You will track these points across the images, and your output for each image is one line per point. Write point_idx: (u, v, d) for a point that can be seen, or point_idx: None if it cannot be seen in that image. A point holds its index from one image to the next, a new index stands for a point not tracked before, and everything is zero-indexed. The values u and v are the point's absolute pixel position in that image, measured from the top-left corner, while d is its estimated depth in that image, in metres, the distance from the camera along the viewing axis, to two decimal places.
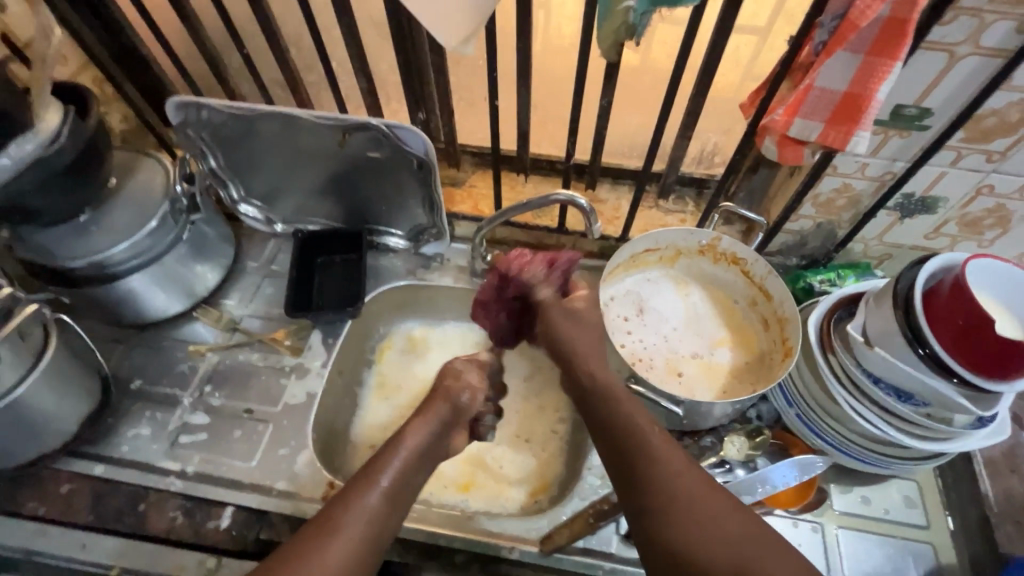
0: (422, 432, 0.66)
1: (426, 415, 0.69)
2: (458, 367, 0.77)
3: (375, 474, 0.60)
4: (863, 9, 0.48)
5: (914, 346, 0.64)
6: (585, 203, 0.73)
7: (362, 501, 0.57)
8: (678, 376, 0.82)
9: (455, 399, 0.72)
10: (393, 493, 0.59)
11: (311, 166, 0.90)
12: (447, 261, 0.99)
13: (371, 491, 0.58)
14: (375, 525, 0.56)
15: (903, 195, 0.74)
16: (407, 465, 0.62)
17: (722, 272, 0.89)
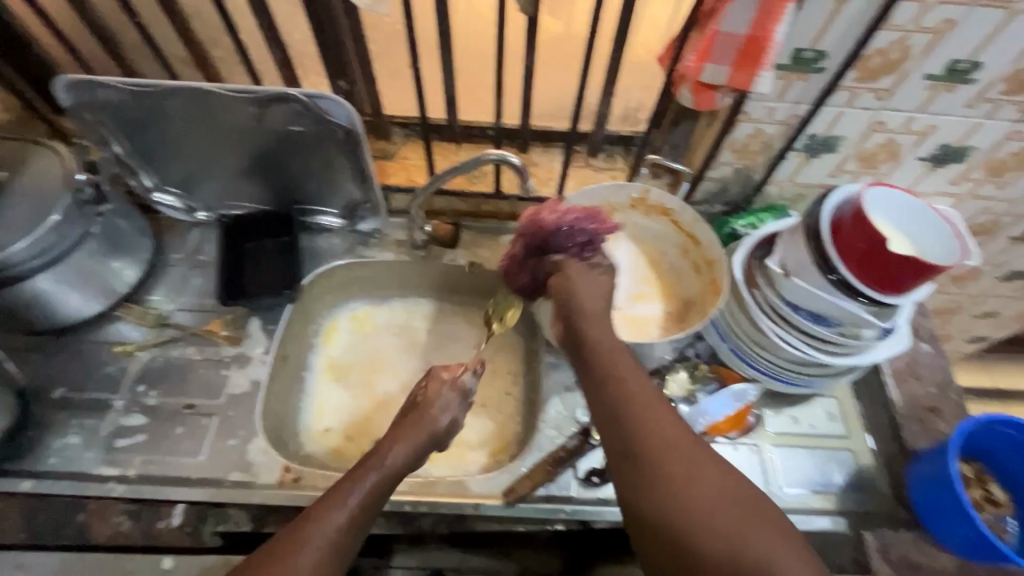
0: (403, 456, 0.65)
1: (407, 437, 0.67)
2: (438, 390, 0.75)
3: (350, 490, 0.60)
4: None
5: (823, 270, 0.70)
6: (517, 161, 0.74)
7: (324, 524, 0.56)
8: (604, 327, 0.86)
9: (436, 427, 0.70)
10: (357, 514, 0.59)
11: (230, 145, 0.86)
12: (386, 236, 0.98)
13: (334, 513, 0.57)
14: (335, 548, 0.56)
15: (808, 136, 0.80)
16: (381, 482, 0.62)
17: (654, 223, 0.93)
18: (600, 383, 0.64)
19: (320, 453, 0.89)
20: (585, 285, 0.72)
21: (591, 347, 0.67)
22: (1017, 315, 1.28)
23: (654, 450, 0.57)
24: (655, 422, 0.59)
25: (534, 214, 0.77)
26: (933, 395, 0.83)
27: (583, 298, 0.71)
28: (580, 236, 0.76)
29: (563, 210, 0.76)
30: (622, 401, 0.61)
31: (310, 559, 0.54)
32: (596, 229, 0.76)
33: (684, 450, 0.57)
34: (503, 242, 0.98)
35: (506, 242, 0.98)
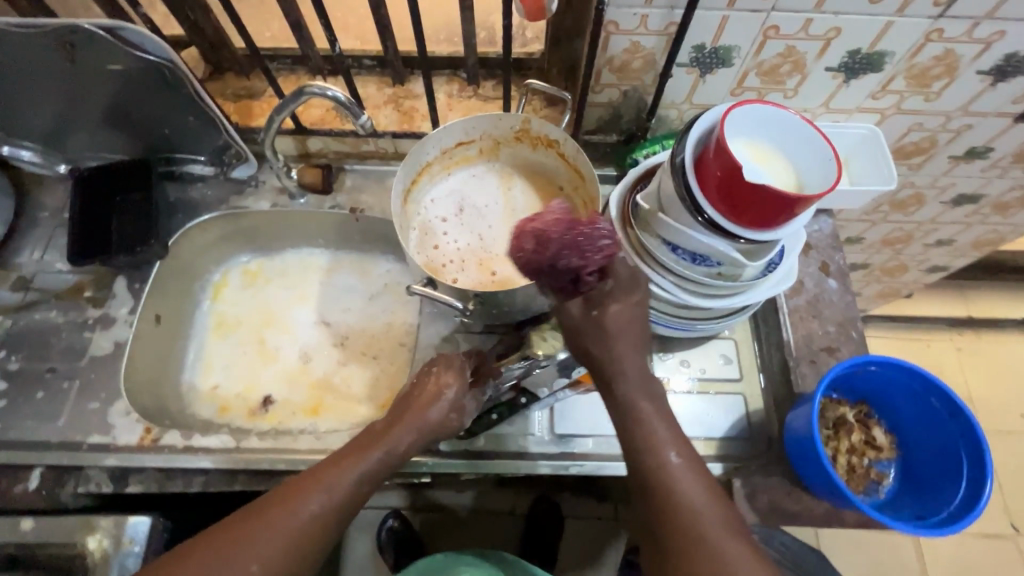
0: (410, 439, 0.65)
1: (413, 420, 0.66)
2: (447, 374, 0.70)
3: (349, 464, 0.60)
4: None
5: (692, 209, 0.62)
6: (340, 95, 0.69)
7: (330, 483, 0.58)
8: (492, 275, 0.80)
9: (438, 425, 0.67)
10: (359, 484, 0.60)
11: (61, 93, 0.80)
12: (263, 183, 0.91)
13: (341, 477, 0.59)
14: (332, 510, 0.57)
15: (693, 48, 0.70)
16: (385, 457, 0.63)
17: (543, 158, 0.85)
18: (632, 454, 0.55)
19: (204, 411, 0.88)
20: (585, 336, 0.57)
21: (624, 410, 0.56)
22: (974, 243, 1.19)
23: (684, 540, 0.50)
24: (687, 501, 0.52)
25: (513, 246, 0.59)
26: (834, 335, 0.78)
27: (593, 348, 0.57)
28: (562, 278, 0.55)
29: (533, 252, 0.56)
30: (657, 479, 0.53)
31: (313, 507, 0.57)
32: (585, 268, 0.54)
33: (714, 538, 0.50)
34: (387, 185, 0.91)
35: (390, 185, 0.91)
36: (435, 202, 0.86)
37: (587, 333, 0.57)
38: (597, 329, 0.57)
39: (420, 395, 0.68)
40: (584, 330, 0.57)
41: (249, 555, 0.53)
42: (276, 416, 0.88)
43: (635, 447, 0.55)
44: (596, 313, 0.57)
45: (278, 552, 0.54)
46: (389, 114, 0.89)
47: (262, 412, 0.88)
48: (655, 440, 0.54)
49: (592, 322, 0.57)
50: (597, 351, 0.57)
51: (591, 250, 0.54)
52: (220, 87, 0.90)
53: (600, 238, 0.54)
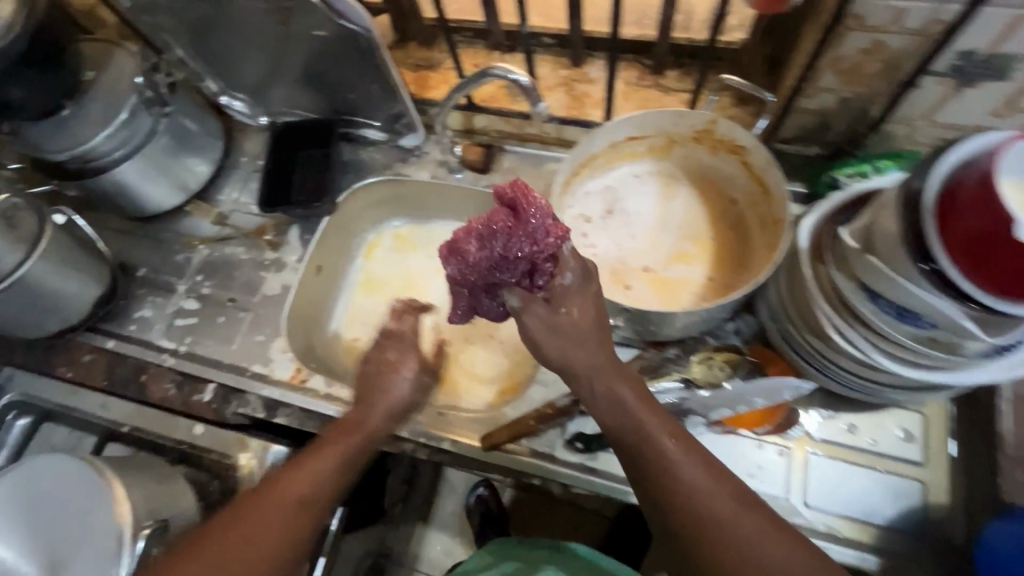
0: (385, 421, 0.71)
1: (373, 403, 0.71)
2: (398, 362, 0.76)
3: (330, 449, 0.65)
4: None
5: (914, 254, 0.49)
6: (523, 79, 0.65)
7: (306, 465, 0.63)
8: (625, 288, 0.74)
9: (394, 401, 0.73)
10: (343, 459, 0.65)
11: (272, 52, 0.87)
12: (426, 154, 0.94)
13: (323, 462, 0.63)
14: (312, 474, 0.62)
15: (959, 54, 0.55)
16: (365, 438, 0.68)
17: (722, 164, 0.75)
18: (633, 449, 0.58)
19: (342, 360, 0.94)
20: (557, 337, 0.61)
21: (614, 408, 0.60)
22: None
23: (701, 530, 0.53)
24: (694, 490, 0.54)
25: (461, 256, 0.64)
26: None
27: (571, 352, 0.61)
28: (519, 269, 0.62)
29: (482, 249, 0.61)
30: (660, 472, 0.56)
31: (306, 489, 0.61)
32: (540, 253, 0.61)
33: (728, 519, 0.53)
34: (543, 172, 0.88)
35: (546, 171, 0.88)
36: (588, 196, 0.80)
37: (564, 337, 0.61)
38: (573, 336, 0.61)
39: (369, 387, 0.74)
40: (555, 326, 0.62)
41: (264, 518, 0.58)
42: None
43: (638, 444, 0.58)
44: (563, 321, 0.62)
45: (292, 515, 0.59)
46: (559, 98, 0.85)
47: None
48: (651, 433, 0.58)
49: (568, 333, 0.62)
50: (569, 356, 0.61)
51: (542, 237, 0.61)
52: (403, 56, 0.92)
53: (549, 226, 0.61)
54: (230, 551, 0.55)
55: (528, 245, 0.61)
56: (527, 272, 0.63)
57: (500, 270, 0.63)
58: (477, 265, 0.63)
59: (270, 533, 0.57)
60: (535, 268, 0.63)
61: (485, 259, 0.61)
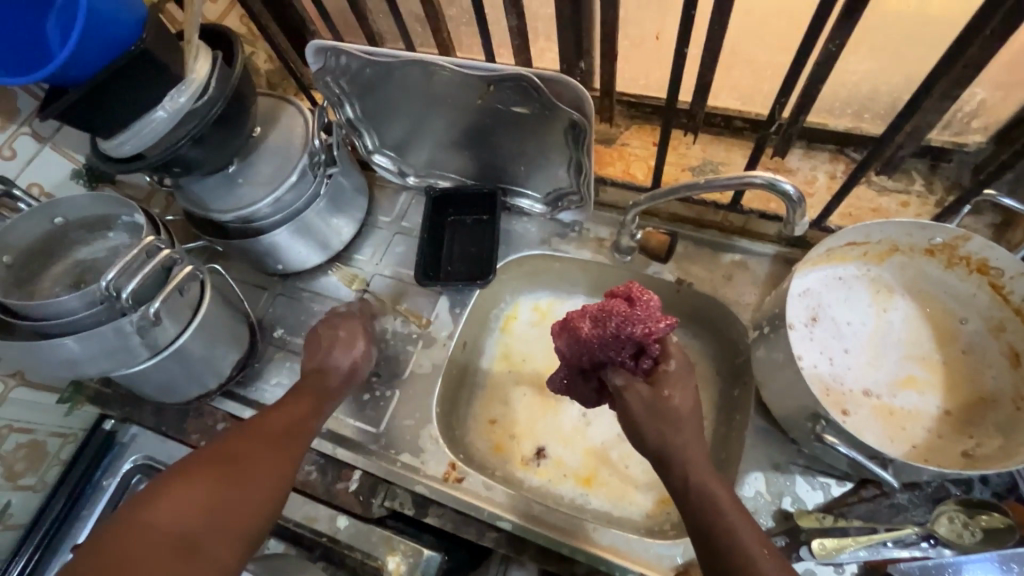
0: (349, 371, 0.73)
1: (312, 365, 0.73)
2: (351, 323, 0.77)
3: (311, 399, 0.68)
4: None
5: None
6: (791, 189, 0.57)
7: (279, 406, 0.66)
8: (844, 413, 0.65)
9: (353, 353, 0.74)
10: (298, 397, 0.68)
11: (451, 120, 0.82)
12: (587, 231, 0.87)
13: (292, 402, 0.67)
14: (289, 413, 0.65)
15: None
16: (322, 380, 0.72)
17: (956, 282, 0.67)
18: (682, 488, 0.56)
19: (481, 444, 0.87)
20: (656, 419, 0.59)
21: (676, 458, 0.57)
22: None
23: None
24: (725, 516, 0.53)
25: (572, 332, 0.65)
26: None
27: (669, 435, 0.58)
28: (627, 347, 0.63)
29: (592, 328, 0.63)
30: (711, 522, 0.53)
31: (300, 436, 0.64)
32: (647, 336, 0.61)
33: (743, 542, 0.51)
34: (723, 262, 0.80)
35: (727, 262, 0.80)
36: (794, 300, 0.69)
37: (659, 422, 0.59)
38: (658, 403, 0.60)
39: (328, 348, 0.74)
40: (655, 412, 0.59)
41: (263, 456, 0.59)
42: (547, 473, 0.84)
43: (694, 490, 0.55)
44: (660, 399, 0.60)
45: (286, 449, 0.62)
46: None
47: (535, 464, 0.85)
48: (699, 478, 0.56)
49: (659, 405, 0.60)
50: (641, 416, 0.60)
51: (650, 319, 0.61)
52: None
53: (657, 308, 0.61)
54: (238, 467, 0.57)
55: (641, 329, 0.60)
56: (633, 353, 0.63)
57: (608, 349, 0.63)
58: (585, 340, 0.63)
59: (272, 462, 0.60)
60: (641, 350, 0.63)
61: (594, 336, 0.63)
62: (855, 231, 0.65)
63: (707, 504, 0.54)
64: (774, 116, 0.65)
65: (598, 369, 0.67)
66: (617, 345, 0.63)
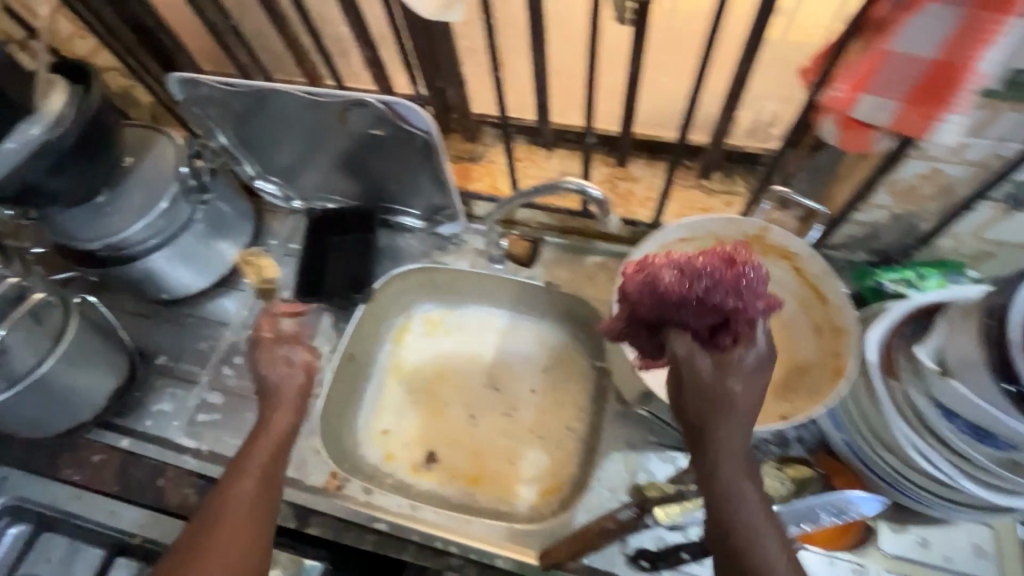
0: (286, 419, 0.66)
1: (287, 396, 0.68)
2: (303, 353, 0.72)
3: (246, 461, 0.61)
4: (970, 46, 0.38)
5: (999, 377, 0.51)
6: (598, 194, 0.65)
7: (250, 461, 0.61)
8: None
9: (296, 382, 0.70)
10: (275, 451, 0.63)
11: (319, 142, 0.86)
12: (464, 242, 0.93)
13: (254, 451, 0.62)
14: (270, 472, 0.61)
15: (1015, 184, 0.58)
16: (292, 424, 0.67)
17: (770, 266, 0.75)
18: (717, 487, 0.48)
19: (373, 455, 0.89)
20: (703, 398, 0.50)
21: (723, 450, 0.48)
22: None
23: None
24: (751, 532, 0.46)
25: (648, 279, 0.56)
26: None
27: (715, 420, 0.49)
28: (701, 313, 0.53)
29: (675, 280, 0.54)
30: (738, 538, 0.46)
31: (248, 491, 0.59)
32: (736, 308, 0.52)
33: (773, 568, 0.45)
34: (587, 264, 0.88)
35: (590, 264, 0.88)
36: None
37: (706, 400, 0.50)
38: (730, 381, 0.50)
39: (285, 389, 0.68)
40: (708, 393, 0.50)
41: (232, 525, 0.56)
42: (437, 476, 0.87)
43: (725, 488, 0.48)
44: (723, 365, 0.50)
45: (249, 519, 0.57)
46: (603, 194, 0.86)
47: (426, 468, 0.88)
48: (740, 483, 0.47)
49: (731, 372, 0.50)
50: (688, 386, 0.51)
51: (749, 295, 0.52)
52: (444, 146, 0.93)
53: (762, 286, 0.53)
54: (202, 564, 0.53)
55: (732, 298, 0.52)
56: (712, 325, 0.54)
57: (682, 309, 0.54)
58: (665, 289, 0.54)
59: (253, 497, 0.58)
60: (722, 325, 0.53)
61: (670, 284, 0.54)
62: (680, 226, 0.73)
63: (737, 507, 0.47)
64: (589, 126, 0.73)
65: (664, 335, 0.57)
66: (698, 306, 0.53)
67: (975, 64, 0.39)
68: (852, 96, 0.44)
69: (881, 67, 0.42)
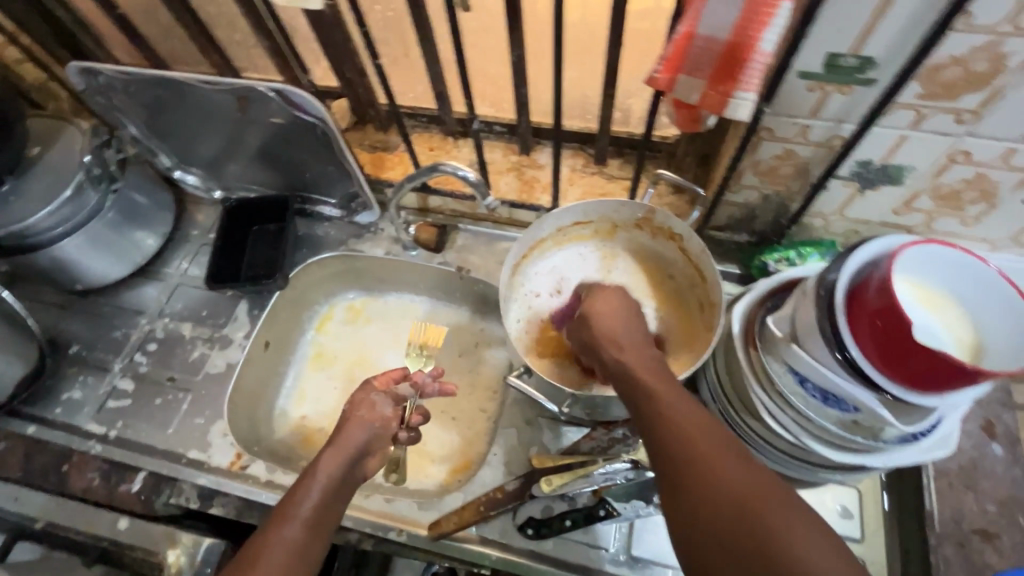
0: (338, 463, 0.62)
1: (337, 444, 0.64)
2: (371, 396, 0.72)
3: (294, 505, 0.58)
4: (752, 23, 0.41)
5: (829, 341, 0.54)
6: (470, 176, 0.70)
7: (298, 509, 0.58)
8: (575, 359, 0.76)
9: (371, 429, 0.68)
10: (330, 496, 0.60)
11: (228, 132, 0.88)
12: (381, 231, 0.95)
13: (304, 500, 0.59)
14: (319, 520, 0.59)
15: (858, 162, 0.62)
16: (346, 469, 0.63)
17: (662, 248, 0.80)
18: (637, 394, 0.52)
19: (288, 437, 0.89)
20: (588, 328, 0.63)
21: (625, 373, 0.55)
22: None
23: (715, 502, 0.42)
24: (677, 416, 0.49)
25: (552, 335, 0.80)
26: (989, 515, 0.66)
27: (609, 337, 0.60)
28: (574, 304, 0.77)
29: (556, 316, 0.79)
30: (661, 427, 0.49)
31: (291, 535, 0.56)
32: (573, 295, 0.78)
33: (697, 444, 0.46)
34: (496, 249, 0.90)
35: (500, 249, 0.90)
36: (537, 274, 0.81)
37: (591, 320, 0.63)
38: (596, 321, 0.62)
39: (351, 419, 0.68)
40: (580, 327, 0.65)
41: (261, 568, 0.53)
42: None
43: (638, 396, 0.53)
44: (586, 315, 0.64)
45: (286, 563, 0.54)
46: (510, 181, 0.89)
47: None
48: (651, 384, 0.52)
49: (600, 317, 0.62)
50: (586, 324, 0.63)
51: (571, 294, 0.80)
52: (360, 136, 0.96)
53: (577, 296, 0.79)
54: None
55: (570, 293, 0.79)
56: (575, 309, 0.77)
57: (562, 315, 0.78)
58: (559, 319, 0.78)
59: (292, 544, 0.55)
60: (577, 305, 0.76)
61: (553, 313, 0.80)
62: (575, 209, 0.76)
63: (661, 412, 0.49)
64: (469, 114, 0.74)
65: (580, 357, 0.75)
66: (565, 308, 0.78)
67: (759, 45, 0.42)
68: (671, 77, 0.47)
69: (689, 49, 0.45)
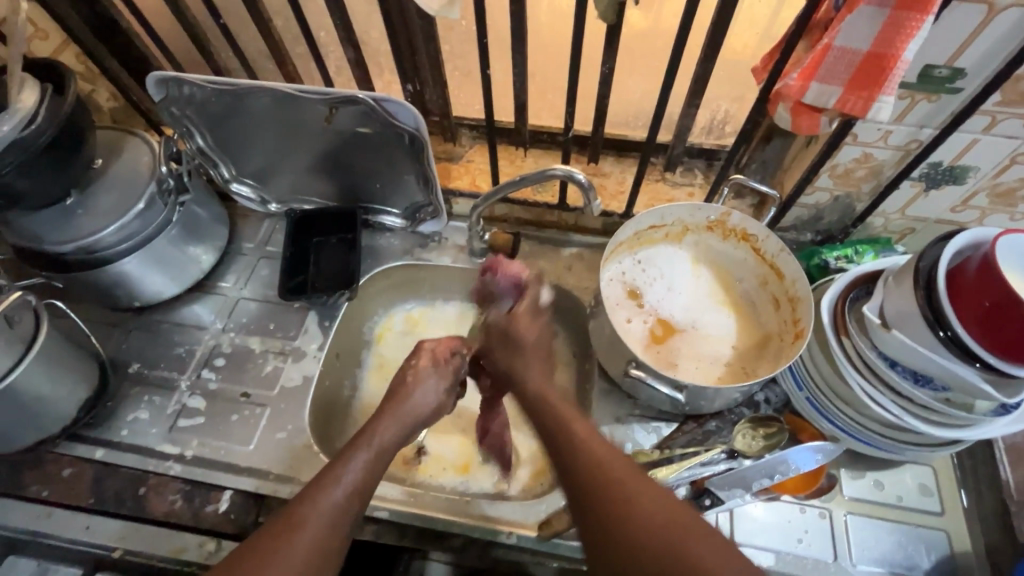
0: (393, 430, 0.64)
1: (398, 409, 0.66)
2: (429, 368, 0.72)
3: (339, 470, 0.57)
4: (901, 35, 0.46)
5: (931, 324, 0.59)
6: (583, 178, 0.70)
7: (347, 474, 0.57)
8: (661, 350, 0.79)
9: (428, 403, 0.70)
10: (370, 467, 0.59)
11: (301, 143, 0.86)
12: (446, 240, 0.96)
13: (347, 469, 0.57)
14: (361, 488, 0.57)
15: (930, 164, 0.68)
16: (396, 438, 0.64)
17: (732, 249, 0.84)
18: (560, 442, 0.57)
19: None
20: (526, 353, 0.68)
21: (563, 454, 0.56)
22: None
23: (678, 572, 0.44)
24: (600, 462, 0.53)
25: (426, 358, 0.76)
26: None
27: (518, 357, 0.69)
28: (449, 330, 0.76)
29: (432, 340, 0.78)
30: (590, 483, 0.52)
31: (337, 497, 0.55)
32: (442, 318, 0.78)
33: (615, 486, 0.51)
34: (563, 255, 0.92)
35: (567, 255, 0.92)
36: (619, 271, 0.84)
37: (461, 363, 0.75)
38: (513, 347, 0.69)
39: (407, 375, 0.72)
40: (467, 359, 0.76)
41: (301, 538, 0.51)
42: (429, 469, 0.87)
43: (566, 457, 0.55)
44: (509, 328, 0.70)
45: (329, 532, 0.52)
46: None
47: (415, 462, 0.88)
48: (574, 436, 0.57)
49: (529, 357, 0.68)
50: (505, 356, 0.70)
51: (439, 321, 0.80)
52: None
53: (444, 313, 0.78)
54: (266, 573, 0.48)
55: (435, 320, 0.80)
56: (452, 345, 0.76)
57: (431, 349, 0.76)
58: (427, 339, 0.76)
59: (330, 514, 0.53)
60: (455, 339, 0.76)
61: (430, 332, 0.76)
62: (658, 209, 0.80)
63: (599, 482, 0.52)
64: (567, 124, 0.77)
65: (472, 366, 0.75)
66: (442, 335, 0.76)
67: (902, 55, 0.47)
68: (804, 84, 0.52)
69: (826, 59, 0.50)
